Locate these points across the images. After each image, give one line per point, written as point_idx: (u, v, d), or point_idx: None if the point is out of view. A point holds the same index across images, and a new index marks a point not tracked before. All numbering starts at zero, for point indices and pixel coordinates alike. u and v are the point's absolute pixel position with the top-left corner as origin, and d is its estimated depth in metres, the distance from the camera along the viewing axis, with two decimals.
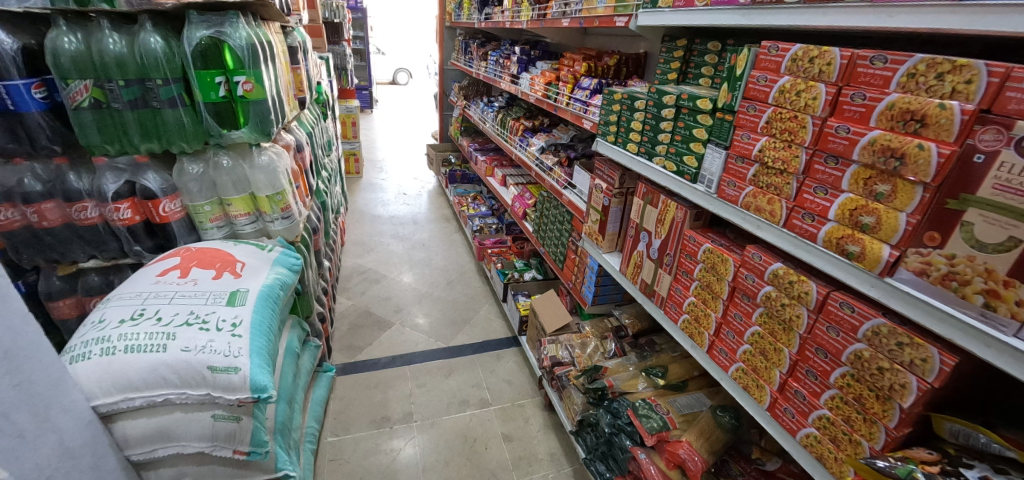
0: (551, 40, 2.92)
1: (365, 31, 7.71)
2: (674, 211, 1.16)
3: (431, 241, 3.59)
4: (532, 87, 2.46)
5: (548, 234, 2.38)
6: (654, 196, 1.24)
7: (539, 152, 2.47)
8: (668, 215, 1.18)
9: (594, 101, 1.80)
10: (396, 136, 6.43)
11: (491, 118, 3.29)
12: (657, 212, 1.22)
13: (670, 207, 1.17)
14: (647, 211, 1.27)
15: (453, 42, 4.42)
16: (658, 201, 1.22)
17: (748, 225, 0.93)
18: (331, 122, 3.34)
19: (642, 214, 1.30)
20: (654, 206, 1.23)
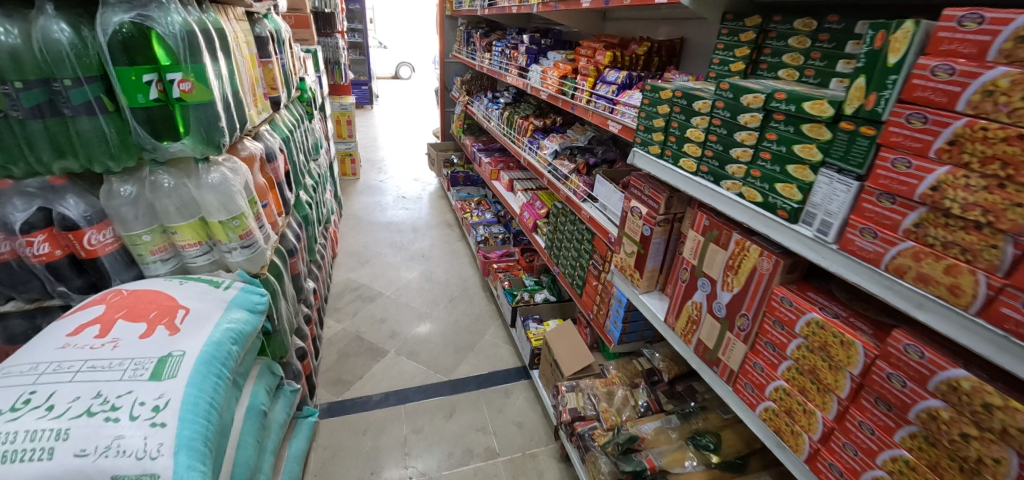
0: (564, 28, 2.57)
1: (363, 22, 7.34)
2: (753, 257, 0.82)
3: (431, 251, 3.27)
4: (544, 80, 2.12)
5: (564, 253, 2.04)
6: (720, 232, 0.90)
7: (552, 156, 2.13)
8: (743, 261, 0.84)
9: (623, 98, 1.46)
10: (396, 133, 6.10)
11: (496, 117, 2.95)
12: (725, 255, 0.88)
13: (746, 250, 0.83)
14: (710, 252, 0.93)
15: (454, 32, 4.07)
16: (726, 240, 0.88)
17: (888, 297, 0.60)
18: (319, 122, 3.01)
19: (701, 255, 0.96)
20: (721, 246, 0.89)
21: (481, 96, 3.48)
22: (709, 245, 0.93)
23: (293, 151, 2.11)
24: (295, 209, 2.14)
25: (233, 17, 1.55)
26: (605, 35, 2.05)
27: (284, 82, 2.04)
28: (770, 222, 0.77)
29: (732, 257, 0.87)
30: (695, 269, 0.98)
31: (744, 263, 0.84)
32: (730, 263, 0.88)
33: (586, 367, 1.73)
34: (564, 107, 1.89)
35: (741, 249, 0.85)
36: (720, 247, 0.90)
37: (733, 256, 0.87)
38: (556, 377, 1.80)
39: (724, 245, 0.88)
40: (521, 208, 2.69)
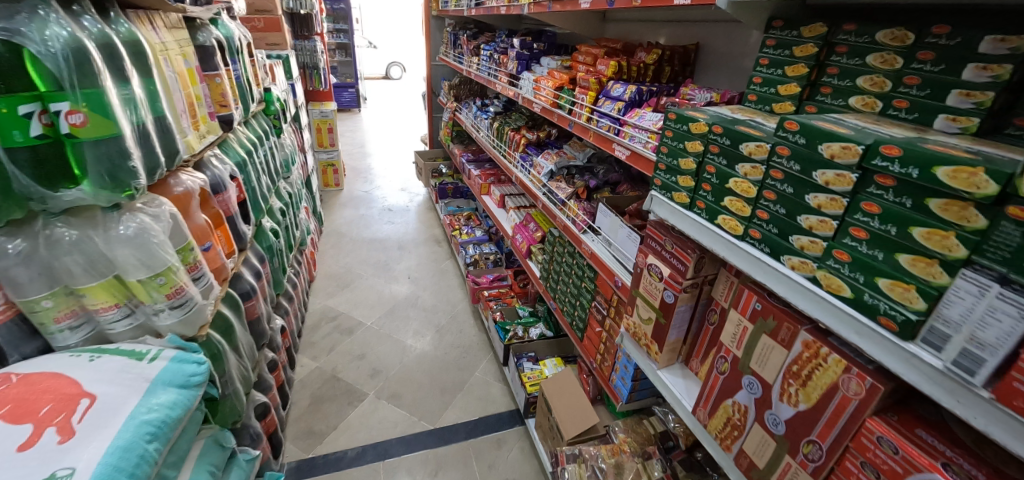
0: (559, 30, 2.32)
1: (349, 22, 7.04)
2: (829, 372, 0.59)
3: (418, 272, 3.02)
4: (537, 91, 1.86)
5: (562, 288, 1.80)
6: (779, 325, 0.66)
7: (548, 177, 1.88)
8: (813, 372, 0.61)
9: (631, 119, 1.22)
10: (383, 139, 5.82)
11: (486, 127, 2.70)
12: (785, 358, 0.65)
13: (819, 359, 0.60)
14: (760, 346, 0.69)
15: (440, 34, 3.81)
16: (787, 337, 0.64)
17: None
18: (292, 134, 2.74)
19: (747, 346, 0.72)
20: (778, 344, 0.66)
21: (470, 103, 3.22)
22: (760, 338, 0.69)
23: (253, 174, 1.85)
24: (256, 240, 1.88)
25: (162, 24, 1.28)
26: (605, 39, 1.81)
27: (241, 97, 1.78)
28: (866, 333, 0.53)
29: (796, 362, 0.63)
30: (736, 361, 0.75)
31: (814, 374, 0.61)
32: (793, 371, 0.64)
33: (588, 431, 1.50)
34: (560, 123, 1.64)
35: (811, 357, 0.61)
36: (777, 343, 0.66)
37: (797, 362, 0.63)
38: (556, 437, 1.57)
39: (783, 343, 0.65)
40: (513, 228, 2.44)
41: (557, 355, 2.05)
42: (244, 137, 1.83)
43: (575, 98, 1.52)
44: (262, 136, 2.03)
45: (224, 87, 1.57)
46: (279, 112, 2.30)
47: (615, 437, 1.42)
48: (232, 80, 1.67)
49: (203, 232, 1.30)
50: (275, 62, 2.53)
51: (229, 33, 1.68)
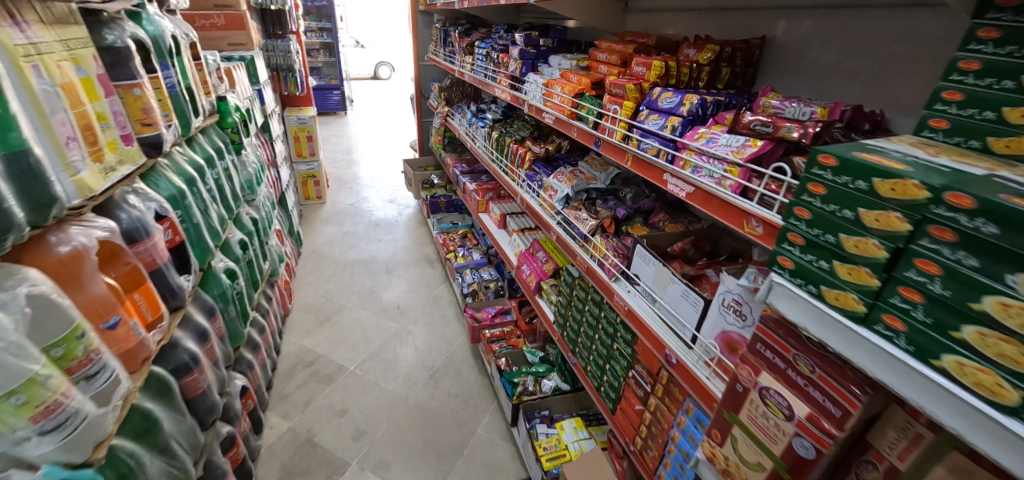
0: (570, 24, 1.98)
1: (333, 21, 6.65)
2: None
3: (408, 300, 2.65)
4: (548, 99, 1.52)
5: (584, 343, 1.45)
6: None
7: (563, 204, 1.54)
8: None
9: (694, 142, 0.88)
10: (370, 144, 5.43)
11: (483, 136, 2.34)
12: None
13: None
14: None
15: (429, 31, 3.45)
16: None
17: None
18: (260, 147, 2.37)
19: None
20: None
21: (463, 108, 2.87)
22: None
23: (198, 206, 1.48)
24: (204, 287, 1.51)
25: (37, 18, 0.90)
26: (632, 33, 1.46)
27: (177, 112, 1.41)
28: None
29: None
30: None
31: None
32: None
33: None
34: (582, 141, 1.29)
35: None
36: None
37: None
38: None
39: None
40: (518, 256, 2.08)
41: (576, 413, 1.70)
42: (184, 161, 1.46)
43: (603, 108, 1.17)
44: (213, 157, 1.66)
45: (149, 101, 1.21)
46: (237, 125, 1.93)
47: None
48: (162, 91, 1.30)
49: (107, 305, 0.94)
50: (236, 65, 2.16)
51: (158, 30, 1.31)
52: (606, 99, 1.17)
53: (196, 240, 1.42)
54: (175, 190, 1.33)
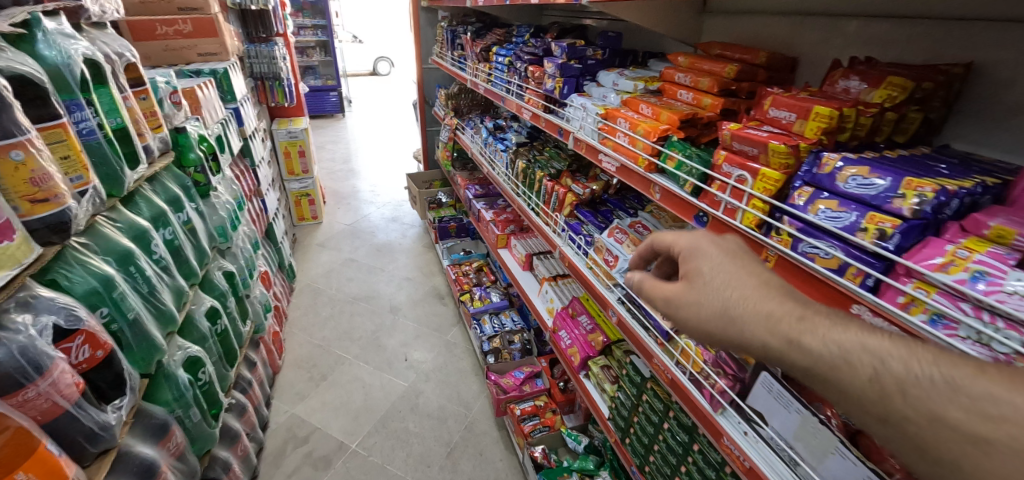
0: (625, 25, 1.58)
1: (328, 17, 6.21)
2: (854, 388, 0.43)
3: (416, 348, 2.28)
4: (605, 136, 1.12)
5: (662, 469, 1.08)
6: (1001, 420, 0.35)
7: (624, 278, 1.16)
8: (910, 433, 0.40)
9: (942, 272, 0.49)
10: (371, 152, 5.04)
11: (503, 162, 1.95)
12: (941, 443, 0.38)
13: (902, 400, 0.40)
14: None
15: (433, 30, 3.05)
16: (958, 398, 0.37)
17: None
18: (240, 179, 1.98)
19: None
20: (975, 425, 0.36)
21: (475, 122, 2.47)
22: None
23: (141, 290, 1.10)
24: (153, 394, 1.15)
25: None
26: (726, 46, 1.06)
27: (97, 168, 1.02)
28: (835, 334, 0.45)
29: (893, 438, 0.42)
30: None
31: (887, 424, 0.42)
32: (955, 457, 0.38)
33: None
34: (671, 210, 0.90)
35: (937, 418, 0.38)
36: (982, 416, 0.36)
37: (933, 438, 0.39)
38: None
39: (973, 412, 0.36)
40: (552, 316, 1.70)
41: None
42: (115, 230, 1.08)
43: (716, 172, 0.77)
44: (165, 214, 1.28)
45: (41, 166, 0.82)
46: (202, 163, 1.54)
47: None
48: (69, 144, 0.90)
49: None
50: (203, 82, 1.76)
51: (62, 56, 0.92)
52: (720, 158, 0.77)
53: (136, 342, 1.05)
54: (94, 282, 0.96)
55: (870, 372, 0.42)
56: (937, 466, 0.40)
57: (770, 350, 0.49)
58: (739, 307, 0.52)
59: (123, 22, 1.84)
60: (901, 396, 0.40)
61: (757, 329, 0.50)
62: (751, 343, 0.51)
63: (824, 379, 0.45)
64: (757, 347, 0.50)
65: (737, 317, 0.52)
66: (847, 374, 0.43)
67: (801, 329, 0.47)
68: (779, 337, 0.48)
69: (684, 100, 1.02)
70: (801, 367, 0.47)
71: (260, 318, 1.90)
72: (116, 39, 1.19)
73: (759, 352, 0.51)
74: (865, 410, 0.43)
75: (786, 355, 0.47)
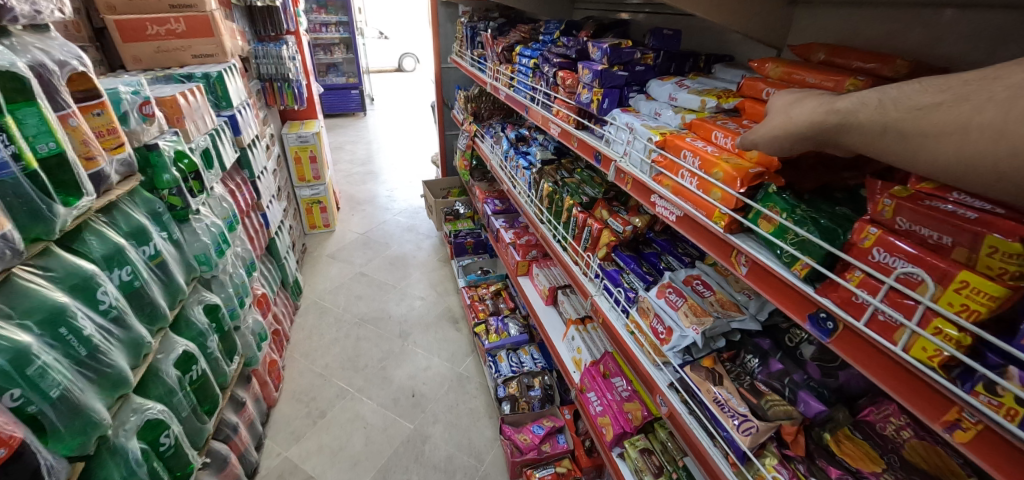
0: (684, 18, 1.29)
1: (350, 13, 6.07)
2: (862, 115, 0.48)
3: (424, 381, 2.05)
4: (661, 172, 0.85)
5: None
6: (948, 89, 0.42)
7: (680, 359, 0.90)
8: (902, 132, 0.44)
9: None
10: (389, 153, 4.85)
11: (525, 180, 1.68)
12: (919, 125, 0.43)
13: (897, 109, 0.45)
14: (941, 150, 0.41)
15: (453, 26, 2.81)
16: (936, 86, 0.44)
17: None
18: (234, 194, 1.79)
19: (982, 145, 0.38)
20: (943, 95, 0.42)
21: (496, 129, 2.21)
22: (972, 114, 0.40)
23: (76, 354, 0.90)
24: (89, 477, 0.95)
25: None
26: (836, 51, 0.80)
27: (13, 209, 0.81)
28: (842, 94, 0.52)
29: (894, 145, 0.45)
30: (1001, 174, 0.37)
31: (889, 134, 0.45)
32: (932, 125, 0.42)
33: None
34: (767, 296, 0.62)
35: (914, 107, 0.44)
36: (941, 94, 0.43)
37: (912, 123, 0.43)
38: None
39: (939, 93, 0.43)
40: (579, 369, 1.44)
41: None
42: (45, 283, 0.88)
43: (856, 259, 0.49)
44: (123, 252, 1.08)
45: None
46: (180, 184, 1.35)
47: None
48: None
49: None
50: (192, 88, 1.56)
51: None
52: (864, 238, 0.50)
53: (63, 423, 0.85)
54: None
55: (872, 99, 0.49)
56: (909, 153, 0.44)
57: (805, 127, 0.54)
58: (786, 109, 0.59)
59: (110, 20, 1.67)
60: (894, 104, 0.46)
61: (802, 112, 0.56)
62: (793, 127, 0.56)
63: (851, 128, 0.49)
64: (801, 123, 0.54)
65: (787, 109, 0.58)
66: (861, 109, 0.48)
67: (835, 99, 0.52)
68: (808, 116, 0.54)
69: None
70: (830, 125, 0.51)
71: (252, 350, 1.71)
72: (60, 44, 1.00)
73: (801, 133, 0.55)
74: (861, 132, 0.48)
75: (819, 122, 0.52)
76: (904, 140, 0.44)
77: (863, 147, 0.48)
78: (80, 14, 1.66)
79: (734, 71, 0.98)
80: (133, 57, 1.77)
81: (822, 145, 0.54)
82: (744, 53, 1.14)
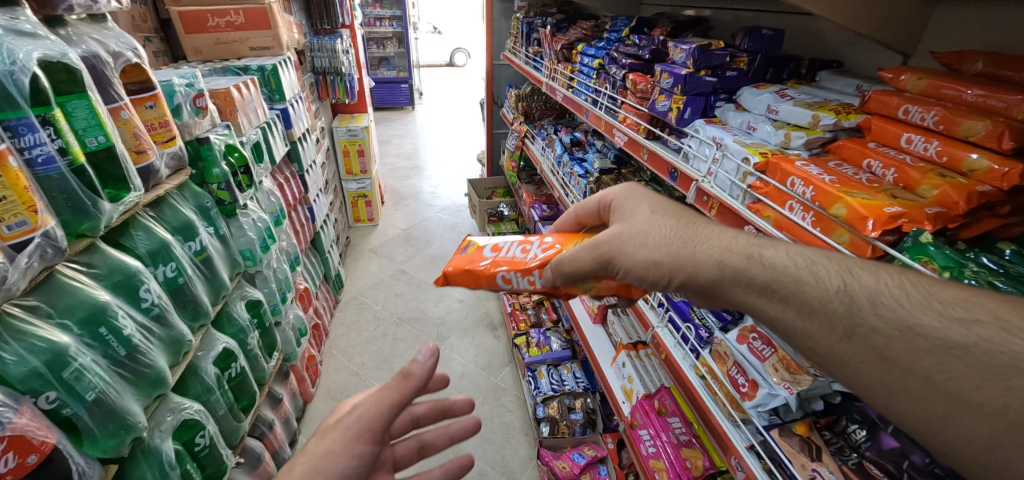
0: (777, 15, 1.14)
1: (404, 9, 6.13)
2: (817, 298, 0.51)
3: (459, 389, 1.98)
4: (760, 199, 0.75)
5: None
6: (962, 321, 0.44)
7: (765, 421, 0.78)
8: (874, 346, 0.48)
9: None
10: (436, 149, 4.83)
11: (578, 189, 1.57)
12: (908, 357, 0.45)
13: (878, 317, 0.48)
14: (933, 408, 0.44)
15: (508, 22, 2.74)
16: (932, 306, 0.46)
17: None
18: (282, 188, 1.78)
19: (991, 429, 0.41)
20: (950, 333, 0.44)
21: (548, 131, 2.09)
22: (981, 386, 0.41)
23: (117, 353, 0.88)
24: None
25: None
26: (1000, 62, 0.66)
27: (56, 203, 0.80)
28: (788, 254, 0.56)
29: (859, 353, 0.49)
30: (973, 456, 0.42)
31: (853, 340, 0.49)
32: (922, 367, 0.45)
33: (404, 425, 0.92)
34: None
35: (909, 328, 0.46)
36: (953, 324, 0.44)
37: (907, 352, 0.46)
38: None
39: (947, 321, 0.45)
40: (630, 401, 1.32)
41: None
42: (88, 282, 0.87)
43: None
44: (168, 248, 1.06)
45: None
46: (229, 178, 1.33)
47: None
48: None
49: None
50: (247, 81, 1.55)
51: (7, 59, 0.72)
52: None
53: (100, 428, 0.83)
54: (35, 362, 0.73)
55: (838, 283, 0.51)
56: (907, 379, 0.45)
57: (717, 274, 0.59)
58: (693, 236, 0.63)
59: (174, 12, 1.70)
60: (871, 307, 0.48)
61: (713, 249, 0.60)
62: (715, 267, 0.59)
63: (789, 295, 0.53)
64: (727, 268, 0.58)
65: (699, 246, 0.61)
66: (814, 286, 0.52)
67: (759, 250, 0.57)
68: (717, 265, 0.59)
69: (917, 151, 0.66)
70: (761, 281, 0.55)
71: (292, 346, 1.70)
72: (117, 34, 1.01)
73: (704, 273, 0.59)
74: (821, 315, 0.51)
75: (753, 274, 0.56)
76: (878, 357, 0.47)
77: (793, 325, 0.53)
78: (148, 5, 1.70)
79: (847, 80, 0.86)
80: (194, 49, 1.81)
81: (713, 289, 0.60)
82: (859, 59, 0.96)
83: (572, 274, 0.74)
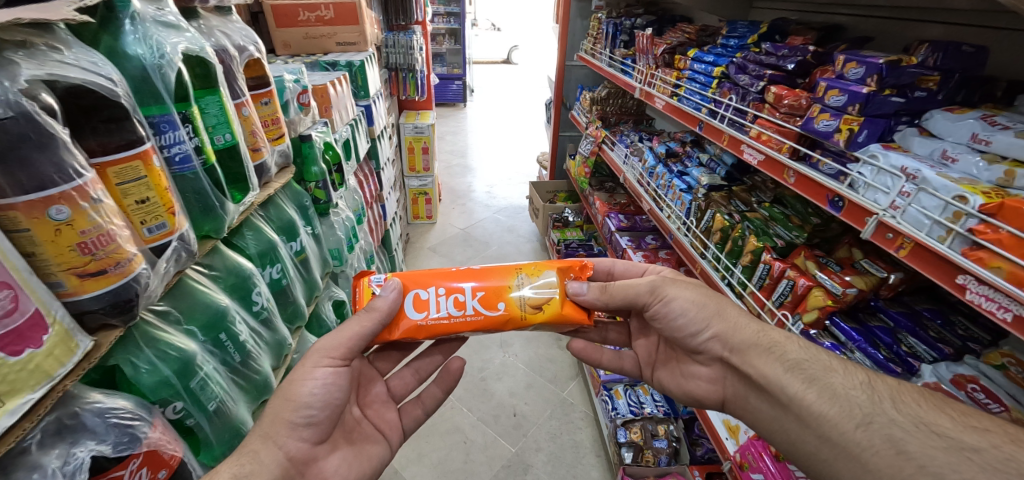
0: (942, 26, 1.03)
1: (461, 6, 6.12)
2: (843, 386, 0.69)
3: (524, 400, 1.91)
4: (984, 246, 0.63)
5: None
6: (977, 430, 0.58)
7: None
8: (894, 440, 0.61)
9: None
10: (489, 147, 4.79)
11: (678, 204, 1.46)
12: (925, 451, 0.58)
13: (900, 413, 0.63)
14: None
15: (584, 22, 2.63)
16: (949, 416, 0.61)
17: None
18: (361, 183, 1.75)
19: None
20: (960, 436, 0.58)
21: (632, 139, 1.99)
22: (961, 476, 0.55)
23: (231, 358, 0.85)
24: None
25: None
26: None
27: (187, 203, 0.77)
28: (821, 350, 0.76)
29: (875, 443, 0.62)
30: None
31: (870, 428, 0.64)
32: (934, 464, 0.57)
33: (382, 356, 0.96)
34: None
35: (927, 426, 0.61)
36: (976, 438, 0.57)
37: (919, 447, 0.59)
38: (357, 412, 0.85)
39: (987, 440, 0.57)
40: (736, 439, 1.22)
41: None
42: (208, 285, 0.84)
43: None
44: (275, 249, 1.03)
45: (100, 217, 0.57)
46: (326, 177, 1.30)
47: (423, 404, 0.98)
48: (119, 190, 0.63)
49: None
50: (339, 76, 1.51)
51: (154, 55, 0.70)
52: None
53: (216, 436, 0.79)
54: (165, 371, 0.70)
55: (865, 381, 0.69)
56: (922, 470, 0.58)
57: (750, 336, 0.81)
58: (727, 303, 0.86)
59: (267, 5, 1.69)
60: (892, 403, 0.65)
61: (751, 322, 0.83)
62: (751, 333, 0.81)
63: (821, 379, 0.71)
64: (761, 335, 0.80)
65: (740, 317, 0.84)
66: (841, 375, 0.70)
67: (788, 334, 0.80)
68: (755, 331, 0.82)
69: None
70: (791, 358, 0.75)
71: None
72: (239, 28, 0.98)
73: (738, 333, 0.82)
74: (844, 402, 0.67)
75: (785, 348, 0.77)
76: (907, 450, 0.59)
77: (822, 407, 0.68)
78: None
79: None
80: (283, 42, 1.80)
81: (742, 346, 0.81)
82: None
83: (617, 292, 0.85)
